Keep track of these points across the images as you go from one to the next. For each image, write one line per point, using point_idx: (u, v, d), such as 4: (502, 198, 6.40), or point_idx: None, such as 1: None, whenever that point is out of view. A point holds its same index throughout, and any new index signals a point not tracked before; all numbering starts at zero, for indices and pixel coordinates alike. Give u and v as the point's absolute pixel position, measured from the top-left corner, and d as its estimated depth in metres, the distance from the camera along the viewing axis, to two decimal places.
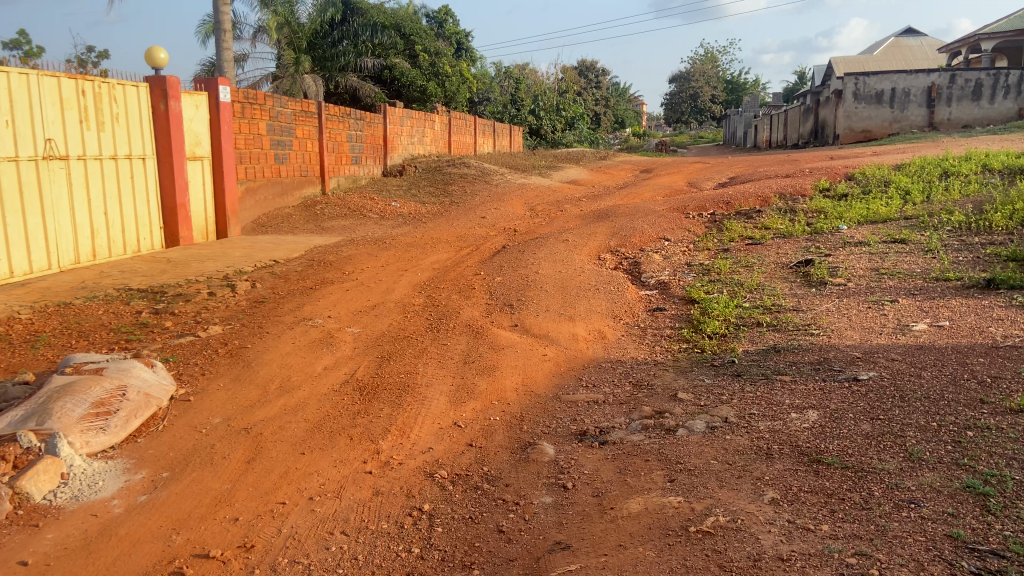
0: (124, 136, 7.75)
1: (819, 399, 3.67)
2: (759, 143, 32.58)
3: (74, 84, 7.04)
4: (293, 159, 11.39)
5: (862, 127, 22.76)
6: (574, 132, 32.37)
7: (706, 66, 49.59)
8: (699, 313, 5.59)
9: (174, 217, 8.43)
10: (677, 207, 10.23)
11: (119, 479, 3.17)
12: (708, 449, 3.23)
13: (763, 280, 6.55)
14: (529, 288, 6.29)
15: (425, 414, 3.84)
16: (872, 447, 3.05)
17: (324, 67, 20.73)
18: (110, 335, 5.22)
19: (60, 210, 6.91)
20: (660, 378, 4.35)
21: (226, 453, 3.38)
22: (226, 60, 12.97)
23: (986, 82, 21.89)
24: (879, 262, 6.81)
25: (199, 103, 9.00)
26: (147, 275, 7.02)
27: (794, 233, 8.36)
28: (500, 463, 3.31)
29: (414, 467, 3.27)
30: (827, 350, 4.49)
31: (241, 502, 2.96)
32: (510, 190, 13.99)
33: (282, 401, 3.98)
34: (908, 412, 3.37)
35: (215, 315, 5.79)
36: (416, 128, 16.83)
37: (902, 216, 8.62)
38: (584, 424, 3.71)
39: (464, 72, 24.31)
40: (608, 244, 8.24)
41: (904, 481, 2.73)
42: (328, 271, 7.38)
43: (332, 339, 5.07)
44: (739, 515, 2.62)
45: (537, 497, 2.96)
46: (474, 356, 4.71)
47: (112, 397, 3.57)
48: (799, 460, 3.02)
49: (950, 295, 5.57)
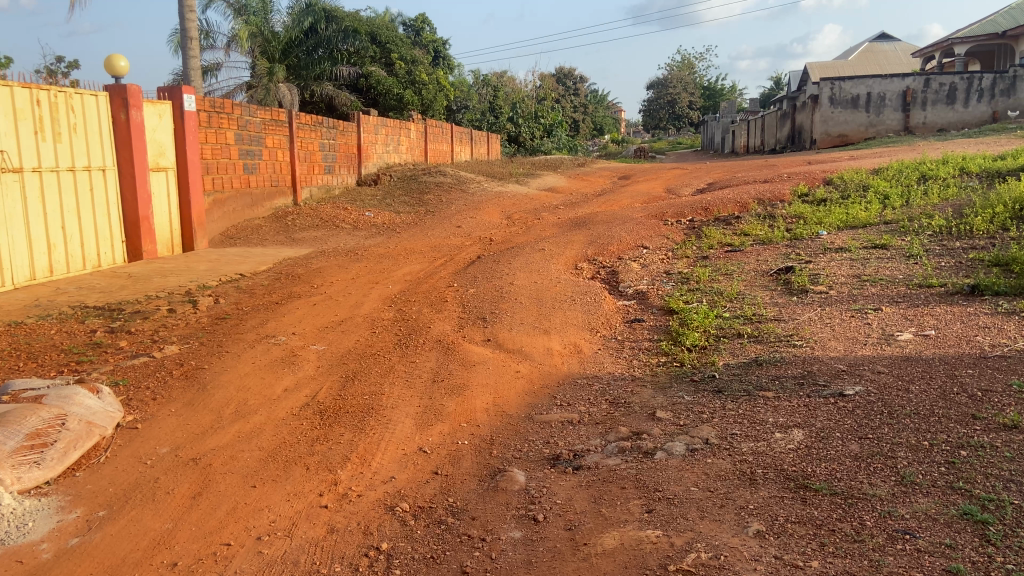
0: (83, 147, 7.46)
1: (805, 418, 3.48)
2: (737, 148, 32.68)
3: (27, 93, 6.74)
4: (263, 170, 11.11)
5: (839, 132, 22.83)
6: (553, 139, 32.39)
7: (682, 72, 49.83)
8: (678, 324, 5.42)
9: (137, 230, 8.14)
10: (655, 214, 10.08)
11: (51, 519, 2.90)
12: (688, 474, 3.03)
13: (743, 288, 6.40)
14: (503, 299, 6.08)
15: (388, 439, 3.61)
16: (862, 471, 2.86)
17: (299, 76, 20.41)
18: (60, 357, 4.93)
19: (14, 225, 6.60)
20: (638, 395, 4.14)
21: (170, 488, 3.13)
22: (194, 69, 12.64)
23: (960, 86, 22.03)
24: (860, 268, 6.68)
25: (162, 112, 8.71)
26: (105, 292, 6.73)
27: (774, 239, 8.23)
28: (467, 493, 3.09)
29: (374, 499, 3.04)
30: (810, 362, 4.32)
31: (181, 545, 2.72)
32: (487, 199, 13.79)
33: (236, 427, 3.73)
34: (898, 430, 3.19)
35: (173, 334, 5.51)
36: (392, 136, 16.60)
37: (882, 220, 8.53)
38: (557, 448, 3.50)
39: (440, 80, 24.17)
40: (586, 253, 8.06)
41: (897, 509, 2.54)
42: (297, 284, 7.13)
43: (295, 357, 4.83)
44: (722, 550, 2.41)
45: (505, 532, 2.74)
46: (444, 374, 4.48)
47: (50, 427, 3.29)
48: (784, 486, 2.83)
49: (934, 302, 5.43)
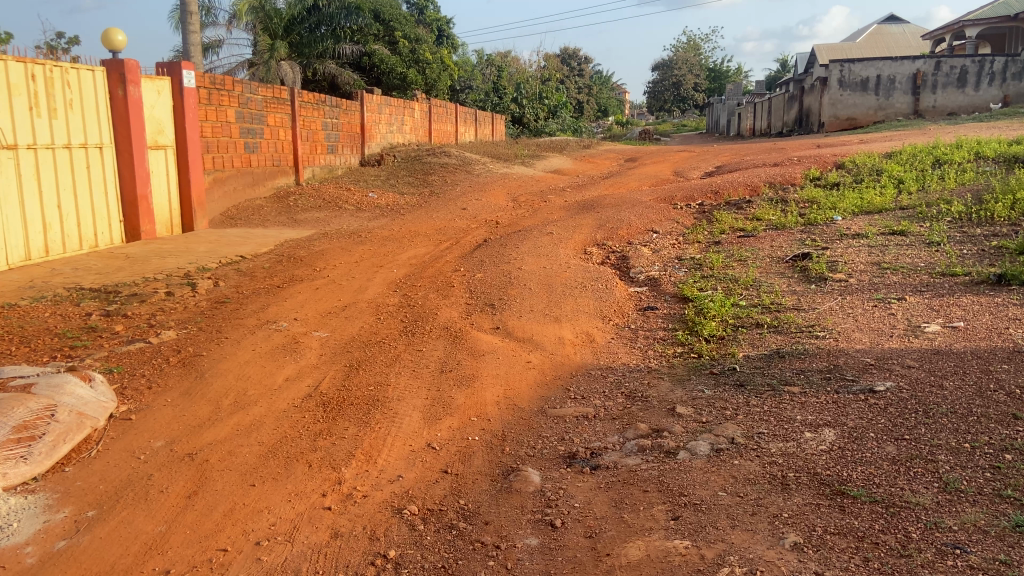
0: (79, 124, 7.23)
1: (835, 415, 3.30)
2: (744, 131, 32.32)
3: (21, 68, 6.53)
4: (265, 148, 10.87)
5: (848, 115, 22.50)
6: (557, 120, 31.97)
7: (688, 53, 49.19)
8: (693, 312, 5.22)
9: (134, 210, 7.94)
10: (665, 197, 9.85)
11: (37, 519, 2.71)
12: (714, 477, 2.85)
13: (759, 275, 6.19)
14: (511, 285, 5.89)
15: (395, 434, 3.43)
16: (901, 476, 2.68)
17: (301, 54, 20.04)
18: (53, 341, 4.75)
19: (8, 204, 6.40)
20: (656, 389, 3.96)
21: (164, 486, 2.95)
22: (194, 44, 12.34)
23: (971, 69, 21.71)
24: (879, 256, 6.46)
25: (161, 88, 8.48)
26: (102, 273, 6.54)
27: (787, 224, 8.00)
28: (479, 494, 2.91)
29: (380, 500, 2.86)
30: (836, 355, 4.12)
31: (175, 550, 2.54)
32: (493, 180, 13.54)
33: (235, 420, 3.55)
34: (936, 431, 3.00)
35: (171, 318, 5.32)
36: (395, 116, 16.30)
37: (898, 205, 8.30)
38: (573, 445, 3.31)
39: (445, 59, 23.80)
40: (595, 237, 7.84)
41: (944, 520, 2.36)
42: (299, 267, 6.94)
43: (297, 344, 4.64)
44: (756, 565, 2.24)
45: (521, 539, 2.57)
46: (452, 364, 4.29)
47: (38, 419, 3.13)
48: (819, 491, 2.65)
49: (959, 292, 5.23)
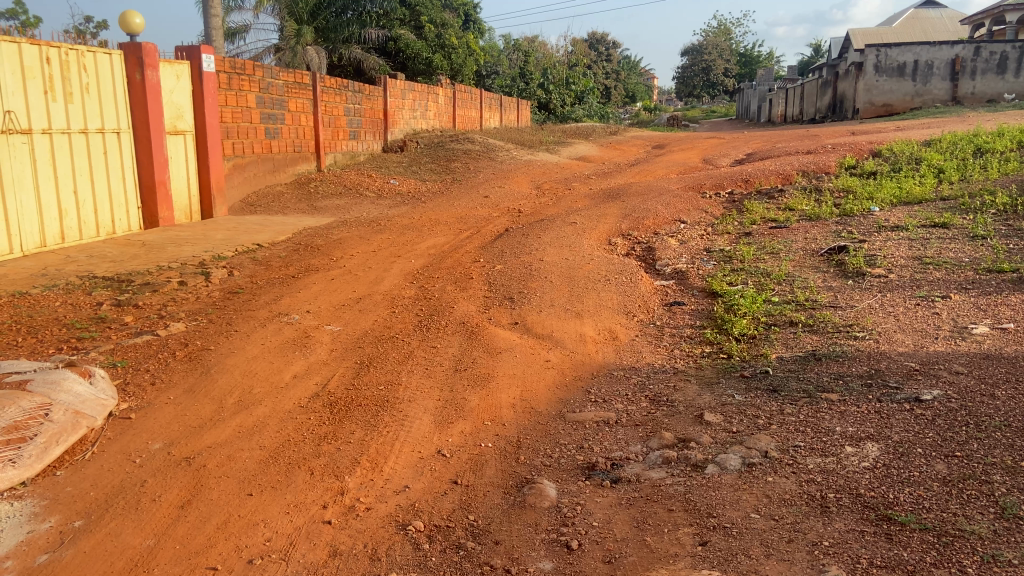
0: (95, 108, 7.10)
1: (878, 428, 3.04)
2: (774, 118, 31.66)
3: (36, 50, 6.41)
4: (286, 134, 10.72)
5: (883, 101, 21.82)
6: (584, 106, 31.53)
7: (719, 38, 48.27)
8: (722, 309, 4.96)
9: (152, 196, 7.81)
10: (693, 185, 9.55)
11: (20, 530, 2.55)
12: (747, 496, 2.62)
13: (792, 269, 5.90)
14: (532, 278, 5.66)
15: (403, 439, 3.23)
16: (954, 500, 2.42)
17: (328, 39, 20.01)
18: (60, 332, 4.61)
19: (23, 190, 6.30)
20: (682, 393, 3.72)
21: (157, 494, 2.78)
22: (215, 28, 12.20)
23: (1012, 55, 21.02)
24: (920, 250, 6.13)
25: (180, 73, 8.32)
26: (116, 261, 6.43)
27: (821, 214, 7.68)
28: (490, 509, 2.71)
29: (384, 514, 2.67)
30: (877, 359, 3.85)
31: (161, 568, 2.38)
32: (516, 167, 13.29)
33: (237, 421, 3.38)
34: (988, 447, 2.73)
35: (182, 309, 5.17)
36: (419, 102, 16.09)
37: (938, 196, 7.94)
38: (592, 455, 3.10)
39: (471, 44, 23.20)
40: (620, 227, 7.58)
41: (1003, 553, 2.09)
42: (316, 256, 6.77)
43: (307, 339, 4.46)
44: None
45: (533, 563, 2.36)
46: (466, 363, 4.08)
47: (31, 418, 2.96)
48: (863, 516, 2.40)
49: (1008, 290, 4.92)
